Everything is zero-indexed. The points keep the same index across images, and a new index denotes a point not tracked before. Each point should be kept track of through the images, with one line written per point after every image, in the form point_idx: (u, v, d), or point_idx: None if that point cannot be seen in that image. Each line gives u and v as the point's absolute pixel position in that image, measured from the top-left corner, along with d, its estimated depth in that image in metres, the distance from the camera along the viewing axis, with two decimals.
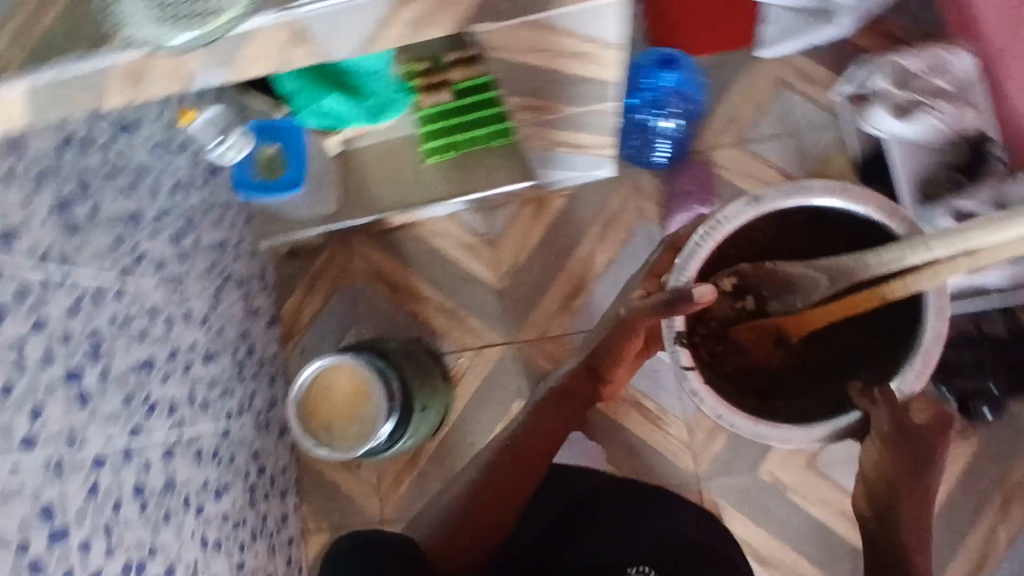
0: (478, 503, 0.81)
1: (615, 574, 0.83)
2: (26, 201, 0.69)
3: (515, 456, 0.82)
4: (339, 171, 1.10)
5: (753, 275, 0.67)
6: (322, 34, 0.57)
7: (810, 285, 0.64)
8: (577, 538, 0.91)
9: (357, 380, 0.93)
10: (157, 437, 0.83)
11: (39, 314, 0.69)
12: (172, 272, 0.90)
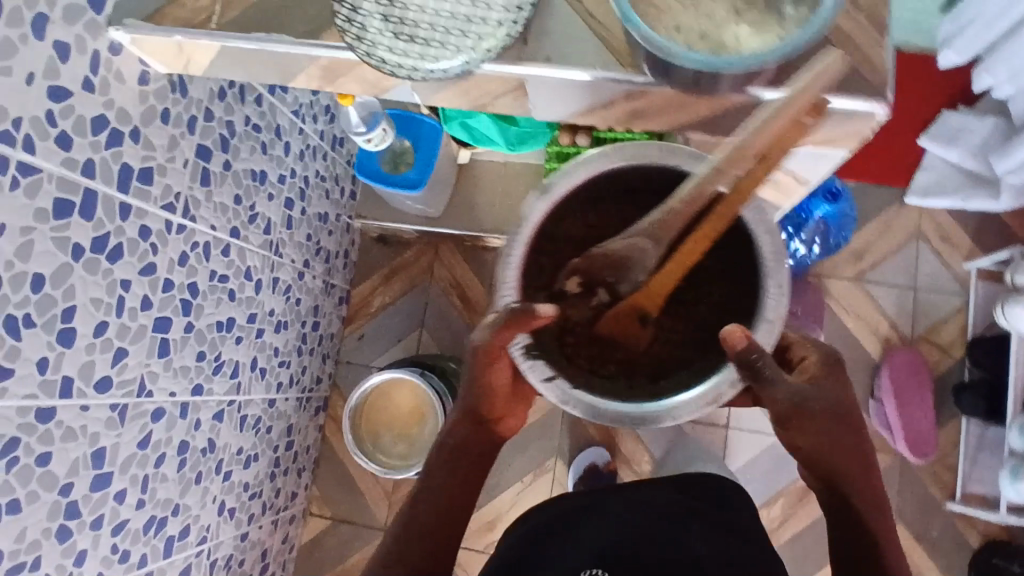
0: (432, 532, 0.56)
1: (620, 547, 0.67)
2: (173, 143, 0.68)
3: (451, 483, 0.58)
4: (455, 177, 1.04)
5: (592, 269, 0.45)
6: (542, 93, 0.55)
7: (643, 249, 0.44)
8: (574, 522, 0.72)
9: (417, 400, 0.92)
10: (214, 398, 0.81)
11: (151, 255, 0.67)
12: (275, 236, 0.88)
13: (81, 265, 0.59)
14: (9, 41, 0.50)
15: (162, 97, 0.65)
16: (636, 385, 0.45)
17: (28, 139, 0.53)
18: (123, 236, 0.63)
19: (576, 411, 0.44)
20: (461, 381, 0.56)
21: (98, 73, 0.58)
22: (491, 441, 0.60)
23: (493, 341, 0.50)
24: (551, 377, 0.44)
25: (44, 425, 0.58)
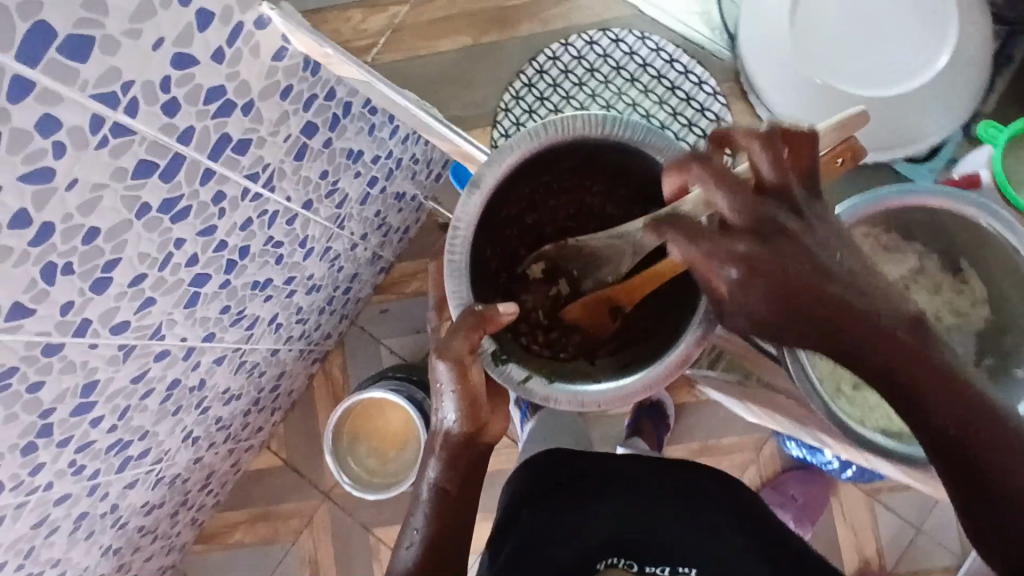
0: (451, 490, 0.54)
1: (612, 531, 0.72)
2: (283, 118, 0.63)
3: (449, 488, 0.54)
4: None
5: (559, 256, 0.59)
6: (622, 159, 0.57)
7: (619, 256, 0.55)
8: (562, 522, 0.73)
9: (403, 426, 1.01)
10: (222, 344, 0.80)
11: (216, 219, 0.64)
12: (345, 210, 0.84)
13: (141, 222, 0.56)
14: (150, 4, 0.45)
15: (290, 74, 0.60)
16: (591, 355, 0.60)
17: (134, 102, 0.48)
18: (195, 199, 0.60)
19: (561, 402, 0.56)
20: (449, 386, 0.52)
21: (234, 44, 0.53)
22: (478, 453, 0.55)
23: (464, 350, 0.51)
24: (526, 380, 0.55)
25: (46, 358, 0.56)
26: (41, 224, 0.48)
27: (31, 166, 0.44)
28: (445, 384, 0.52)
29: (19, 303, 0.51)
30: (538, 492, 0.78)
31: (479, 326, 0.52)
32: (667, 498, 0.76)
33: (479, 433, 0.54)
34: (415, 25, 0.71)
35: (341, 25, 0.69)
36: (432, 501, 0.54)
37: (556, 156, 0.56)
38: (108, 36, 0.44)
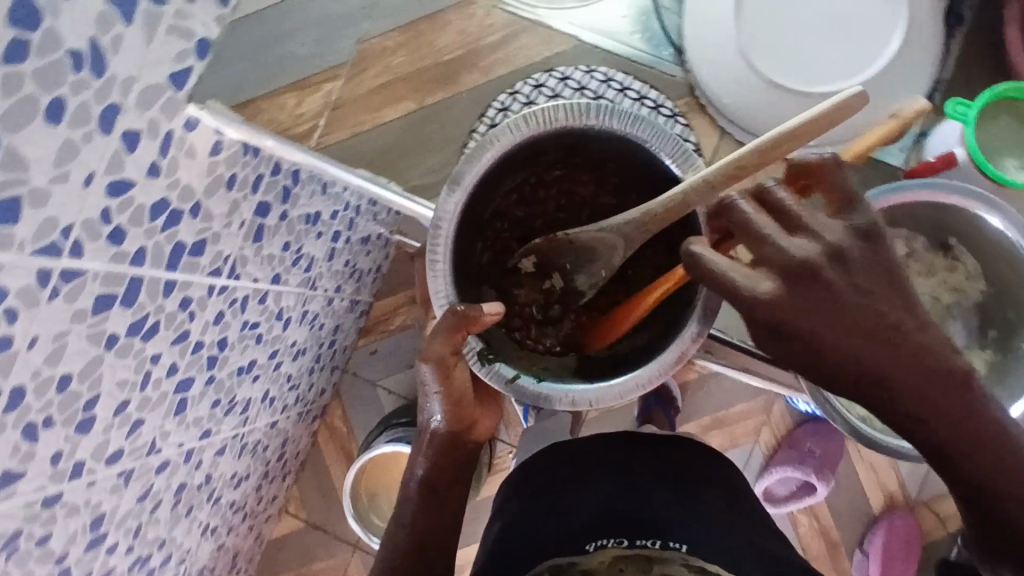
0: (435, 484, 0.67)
1: (601, 518, 0.64)
2: (233, 208, 0.61)
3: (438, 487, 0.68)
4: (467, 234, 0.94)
5: (548, 252, 0.68)
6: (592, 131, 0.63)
7: (614, 250, 0.64)
8: (535, 511, 0.67)
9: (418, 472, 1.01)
10: (220, 435, 0.78)
11: (187, 323, 0.62)
12: (314, 272, 0.82)
13: (112, 352, 0.54)
14: (73, 143, 0.42)
15: (231, 163, 0.59)
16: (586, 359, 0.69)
17: (78, 243, 0.46)
18: (162, 312, 0.58)
19: (552, 400, 0.62)
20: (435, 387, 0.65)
21: (168, 153, 0.51)
22: (469, 446, 0.70)
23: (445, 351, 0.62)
24: (515, 379, 0.62)
25: (47, 511, 0.54)
26: (12, 388, 0.45)
27: None
28: (431, 385, 0.65)
29: (7, 471, 0.48)
30: (536, 490, 0.71)
31: (464, 330, 0.60)
32: (650, 466, 0.71)
33: (465, 427, 0.69)
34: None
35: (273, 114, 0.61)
36: (415, 488, 0.67)
37: (538, 143, 0.64)
38: (36, 188, 0.41)
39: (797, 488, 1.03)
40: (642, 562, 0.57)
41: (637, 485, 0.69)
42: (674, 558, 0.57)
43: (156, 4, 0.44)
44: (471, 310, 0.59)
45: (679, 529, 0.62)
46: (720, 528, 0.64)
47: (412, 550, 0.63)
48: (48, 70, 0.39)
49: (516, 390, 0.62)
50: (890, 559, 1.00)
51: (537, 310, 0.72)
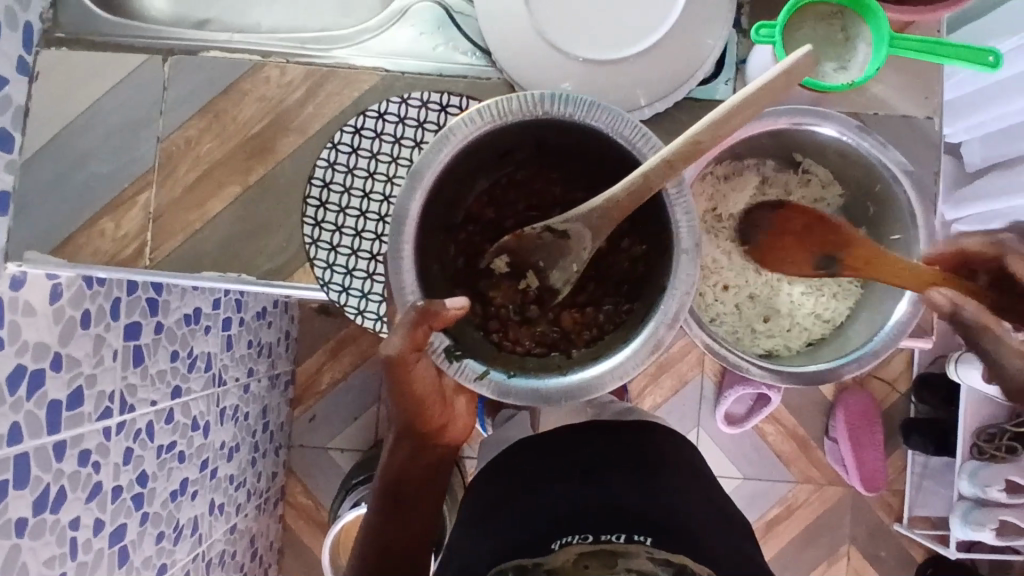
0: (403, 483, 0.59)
1: (572, 516, 0.56)
2: (98, 344, 0.58)
3: (403, 503, 0.59)
4: None
5: (522, 248, 0.48)
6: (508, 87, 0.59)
7: (581, 245, 0.47)
8: (501, 511, 0.59)
9: None
10: (180, 563, 0.74)
11: (95, 474, 0.59)
12: (218, 367, 0.79)
13: (27, 536, 0.52)
14: None
15: (77, 301, 0.55)
16: None
17: None
18: (63, 476, 0.55)
19: (525, 400, 0.44)
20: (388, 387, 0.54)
21: (3, 321, 0.49)
22: (437, 451, 0.60)
23: (404, 350, 0.48)
24: (485, 374, 0.45)
25: None
26: None
27: None
28: (388, 381, 0.52)
29: None
30: (505, 501, 0.61)
31: (420, 328, 0.45)
32: (624, 452, 0.62)
33: (433, 429, 0.59)
34: (175, 201, 0.55)
35: (98, 242, 0.54)
36: (380, 489, 0.59)
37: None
38: None
39: (753, 404, 1.05)
40: (606, 556, 0.50)
41: (596, 480, 0.59)
42: (636, 552, 0.51)
43: None
44: (432, 307, 0.44)
45: (647, 523, 0.54)
46: (689, 519, 0.56)
47: (379, 556, 0.58)
48: None
49: (489, 393, 0.45)
50: (856, 436, 1.05)
51: (517, 311, 0.50)
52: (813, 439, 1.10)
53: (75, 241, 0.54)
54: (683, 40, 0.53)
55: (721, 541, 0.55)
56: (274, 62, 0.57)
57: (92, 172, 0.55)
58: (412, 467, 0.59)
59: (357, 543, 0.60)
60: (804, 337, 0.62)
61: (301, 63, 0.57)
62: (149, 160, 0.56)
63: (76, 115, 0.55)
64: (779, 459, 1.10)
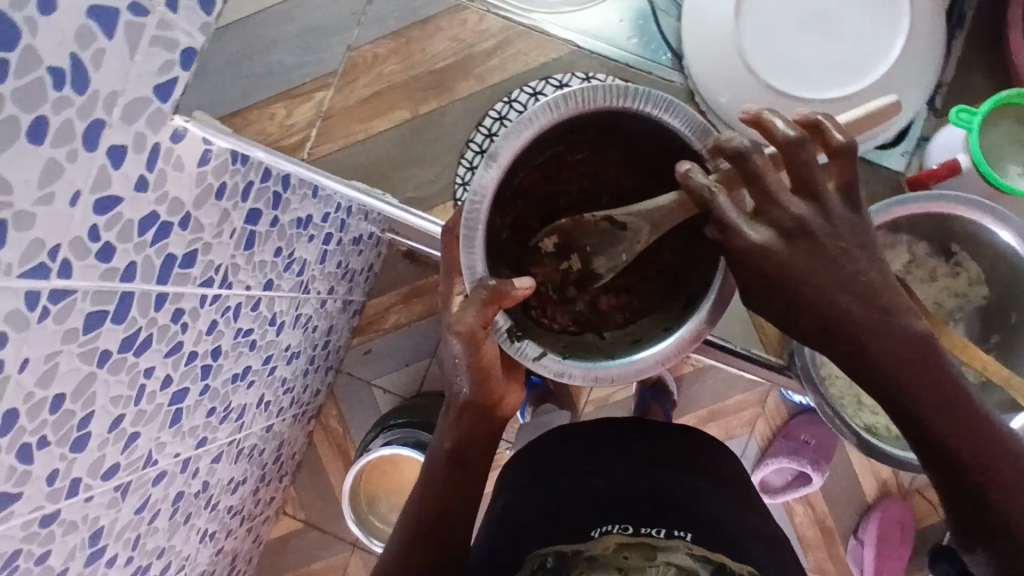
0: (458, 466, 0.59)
1: (603, 500, 0.64)
2: (223, 217, 0.60)
3: (461, 476, 0.58)
4: None
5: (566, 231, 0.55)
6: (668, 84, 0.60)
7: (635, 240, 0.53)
8: (532, 483, 0.68)
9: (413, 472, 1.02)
10: (217, 442, 0.77)
11: (180, 334, 0.61)
12: (307, 275, 0.82)
13: (105, 369, 0.53)
14: (56, 163, 0.41)
15: (220, 172, 0.57)
16: None
17: (66, 263, 0.44)
18: (154, 325, 0.57)
19: (578, 379, 0.48)
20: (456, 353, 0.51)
21: (155, 167, 0.50)
22: (493, 424, 0.59)
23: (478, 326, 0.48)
24: (541, 356, 0.49)
25: (45, 528, 0.53)
26: (3, 413, 0.44)
27: None
28: (460, 356, 0.52)
29: (4, 493, 0.47)
30: (541, 474, 0.68)
31: (496, 308, 0.47)
32: (659, 453, 0.69)
33: (495, 401, 0.57)
34: (346, 109, 0.60)
35: (266, 124, 0.59)
36: (440, 463, 0.58)
37: (567, 127, 0.49)
38: (21, 211, 0.40)
39: (793, 479, 1.04)
40: (647, 549, 0.57)
41: (620, 470, 0.67)
42: (677, 548, 0.57)
43: (137, 15, 0.44)
44: (501, 284, 0.46)
45: (685, 519, 0.61)
46: (728, 521, 0.62)
47: (430, 529, 0.57)
48: (29, 89, 0.38)
49: (546, 371, 0.49)
50: (884, 544, 1.01)
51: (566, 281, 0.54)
52: (838, 533, 1.06)
53: (246, 116, 0.58)
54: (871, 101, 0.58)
55: (761, 543, 0.61)
56: (474, 9, 0.60)
57: (278, 59, 0.61)
58: (467, 447, 0.58)
59: (405, 517, 0.59)
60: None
61: (500, 15, 0.60)
62: (334, 65, 0.61)
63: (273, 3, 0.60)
64: (798, 541, 1.07)
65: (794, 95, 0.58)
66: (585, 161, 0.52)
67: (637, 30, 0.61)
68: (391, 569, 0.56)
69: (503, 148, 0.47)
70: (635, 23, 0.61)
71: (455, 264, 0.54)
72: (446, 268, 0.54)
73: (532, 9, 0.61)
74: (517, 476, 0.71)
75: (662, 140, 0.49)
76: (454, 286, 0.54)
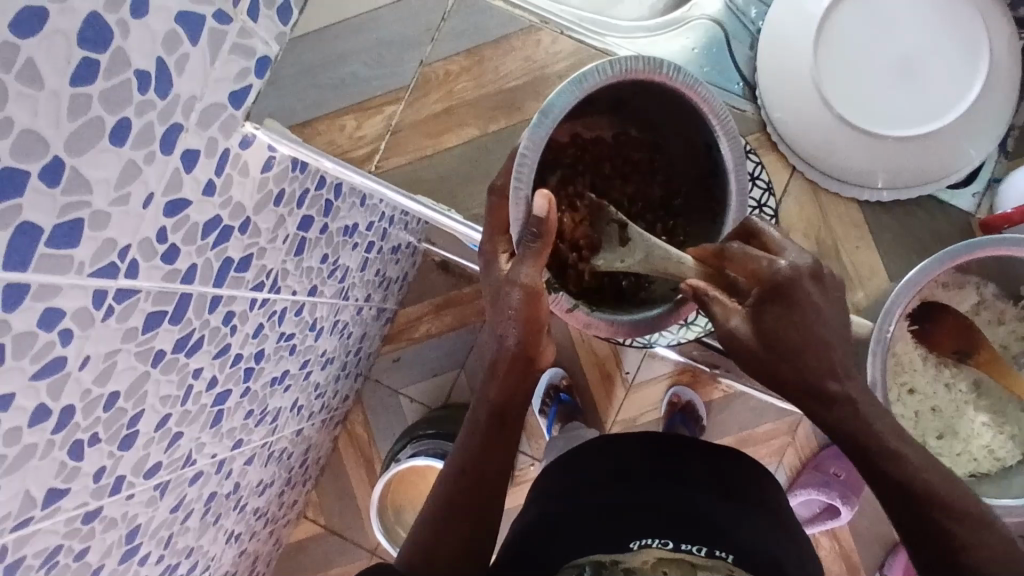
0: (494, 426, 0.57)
1: (639, 504, 0.64)
2: (278, 223, 0.60)
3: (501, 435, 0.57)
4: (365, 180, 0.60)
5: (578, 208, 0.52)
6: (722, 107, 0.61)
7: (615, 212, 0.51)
8: (569, 488, 0.69)
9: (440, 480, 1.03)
10: (251, 444, 0.77)
11: (229, 336, 0.61)
12: (348, 282, 0.82)
13: (158, 369, 0.53)
14: (134, 165, 0.41)
15: (280, 179, 0.58)
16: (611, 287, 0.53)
17: (134, 263, 0.45)
18: (206, 327, 0.57)
19: (602, 331, 0.49)
20: (510, 297, 0.50)
21: (223, 172, 0.50)
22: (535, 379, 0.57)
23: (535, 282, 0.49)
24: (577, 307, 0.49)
25: (87, 525, 0.53)
26: (61, 410, 0.44)
27: (41, 361, 0.40)
28: (514, 311, 0.50)
29: (53, 488, 0.47)
30: (575, 482, 0.69)
31: (544, 246, 0.46)
32: (700, 471, 0.68)
33: (535, 359, 0.55)
34: (417, 123, 0.60)
35: (336, 135, 0.60)
36: (484, 412, 0.57)
37: (599, 93, 0.47)
38: (97, 210, 0.40)
39: (821, 511, 1.04)
40: (685, 566, 0.59)
41: (654, 477, 0.67)
42: (719, 569, 0.58)
43: (220, 22, 0.45)
44: (534, 222, 0.45)
45: (719, 536, 0.61)
46: (767, 546, 0.62)
47: (474, 481, 0.56)
48: (116, 90, 0.38)
49: (575, 322, 0.50)
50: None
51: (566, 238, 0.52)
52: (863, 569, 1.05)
53: (315, 126, 0.59)
54: (946, 146, 0.58)
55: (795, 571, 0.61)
56: (548, 30, 0.60)
57: (351, 71, 0.60)
58: (508, 398, 0.57)
59: (450, 466, 0.58)
60: (969, 466, 0.63)
61: (573, 38, 0.60)
62: (407, 78, 0.60)
63: (349, 16, 0.59)
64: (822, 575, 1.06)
65: (855, 125, 0.57)
66: (598, 141, 0.53)
67: (708, 58, 0.62)
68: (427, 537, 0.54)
69: (559, 106, 0.44)
70: (707, 51, 0.62)
71: (499, 227, 0.53)
72: (488, 228, 0.53)
73: (605, 34, 0.61)
74: (553, 483, 0.72)
75: (676, 115, 0.50)
76: (497, 245, 0.53)
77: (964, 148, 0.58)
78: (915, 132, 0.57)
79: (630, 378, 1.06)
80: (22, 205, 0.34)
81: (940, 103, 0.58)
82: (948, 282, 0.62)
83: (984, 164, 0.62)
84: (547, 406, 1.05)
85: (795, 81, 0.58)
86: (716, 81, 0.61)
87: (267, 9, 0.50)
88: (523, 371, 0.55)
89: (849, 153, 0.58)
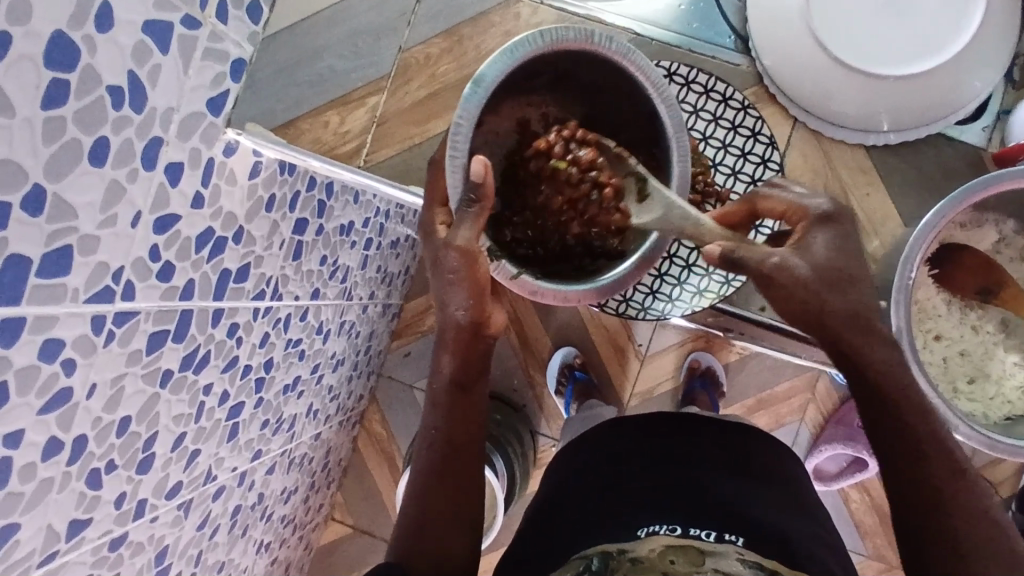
0: (453, 399, 0.57)
1: (653, 489, 0.63)
2: (272, 229, 0.59)
3: (463, 407, 0.57)
4: (327, 162, 0.58)
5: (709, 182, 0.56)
6: (706, 58, 0.60)
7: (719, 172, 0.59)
8: (582, 475, 0.68)
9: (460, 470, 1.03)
10: (272, 452, 0.77)
11: (236, 349, 0.60)
12: (350, 282, 0.81)
13: (167, 389, 0.52)
14: (118, 184, 0.40)
15: (269, 183, 0.57)
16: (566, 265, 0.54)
17: (129, 285, 0.44)
18: (212, 341, 0.56)
19: (547, 298, 0.50)
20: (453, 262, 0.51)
21: (210, 183, 0.49)
22: (487, 344, 0.57)
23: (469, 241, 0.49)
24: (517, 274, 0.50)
25: (114, 552, 0.52)
26: (73, 440, 0.43)
27: (47, 395, 0.39)
28: (454, 275, 0.52)
29: (75, 519, 0.46)
30: (592, 466, 0.68)
31: (481, 209, 0.47)
32: (720, 456, 0.66)
33: (483, 324, 0.55)
34: (402, 112, 0.59)
35: (321, 132, 0.59)
36: (441, 387, 0.57)
37: (528, 67, 0.49)
38: (85, 235, 0.39)
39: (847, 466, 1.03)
40: (694, 554, 0.55)
41: (670, 461, 0.66)
42: (727, 553, 0.56)
43: (189, 28, 0.43)
44: (470, 187, 0.46)
45: (739, 525, 0.58)
46: (785, 529, 0.59)
47: (445, 457, 0.56)
48: (90, 109, 0.37)
49: (521, 288, 0.50)
50: None
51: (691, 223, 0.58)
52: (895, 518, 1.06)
53: (299, 125, 0.58)
54: (952, 79, 0.56)
55: (817, 565, 0.56)
56: (526, 1, 0.59)
57: (328, 66, 0.59)
58: (460, 367, 0.57)
59: (419, 452, 0.58)
60: (1004, 409, 0.63)
61: (553, 6, 0.59)
62: (386, 67, 0.59)
63: (320, 9, 0.58)
64: (855, 527, 1.07)
65: (846, 63, 0.55)
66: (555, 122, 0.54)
67: (696, 13, 0.60)
68: (409, 531, 0.55)
69: (487, 76, 0.46)
70: (694, 7, 0.60)
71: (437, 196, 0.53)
72: (427, 194, 0.54)
73: None
74: (566, 464, 0.72)
75: (612, 83, 0.50)
76: (435, 216, 0.54)
77: (967, 81, 0.56)
78: (916, 69, 0.55)
79: (643, 349, 1.06)
80: (7, 237, 0.33)
81: (940, 35, 0.55)
82: (966, 222, 0.60)
83: (991, 97, 0.61)
84: (564, 385, 1.04)
85: (783, 25, 0.56)
86: (705, 37, 0.60)
87: (236, 9, 0.49)
88: (472, 337, 0.56)
89: (839, 92, 0.56)
